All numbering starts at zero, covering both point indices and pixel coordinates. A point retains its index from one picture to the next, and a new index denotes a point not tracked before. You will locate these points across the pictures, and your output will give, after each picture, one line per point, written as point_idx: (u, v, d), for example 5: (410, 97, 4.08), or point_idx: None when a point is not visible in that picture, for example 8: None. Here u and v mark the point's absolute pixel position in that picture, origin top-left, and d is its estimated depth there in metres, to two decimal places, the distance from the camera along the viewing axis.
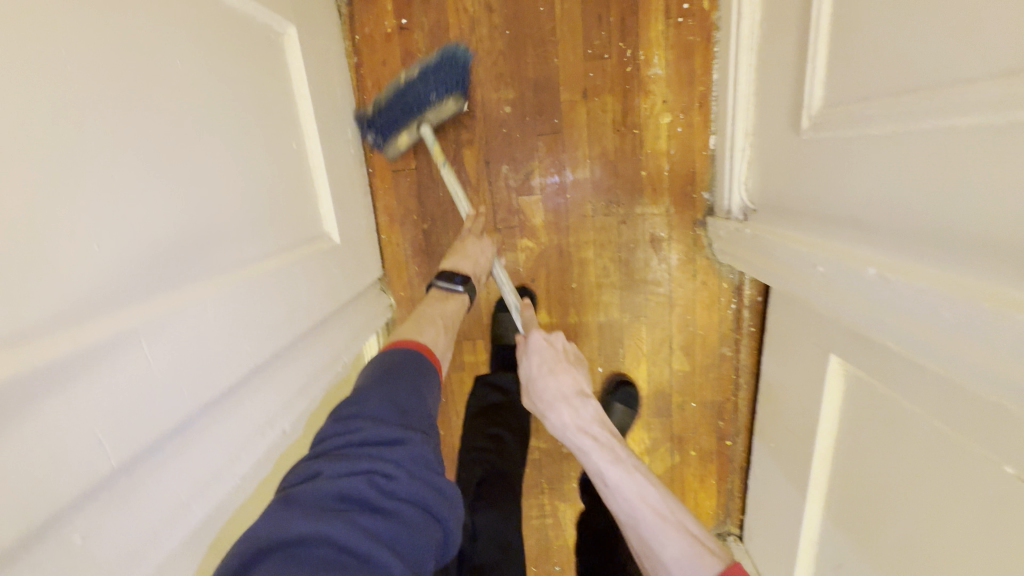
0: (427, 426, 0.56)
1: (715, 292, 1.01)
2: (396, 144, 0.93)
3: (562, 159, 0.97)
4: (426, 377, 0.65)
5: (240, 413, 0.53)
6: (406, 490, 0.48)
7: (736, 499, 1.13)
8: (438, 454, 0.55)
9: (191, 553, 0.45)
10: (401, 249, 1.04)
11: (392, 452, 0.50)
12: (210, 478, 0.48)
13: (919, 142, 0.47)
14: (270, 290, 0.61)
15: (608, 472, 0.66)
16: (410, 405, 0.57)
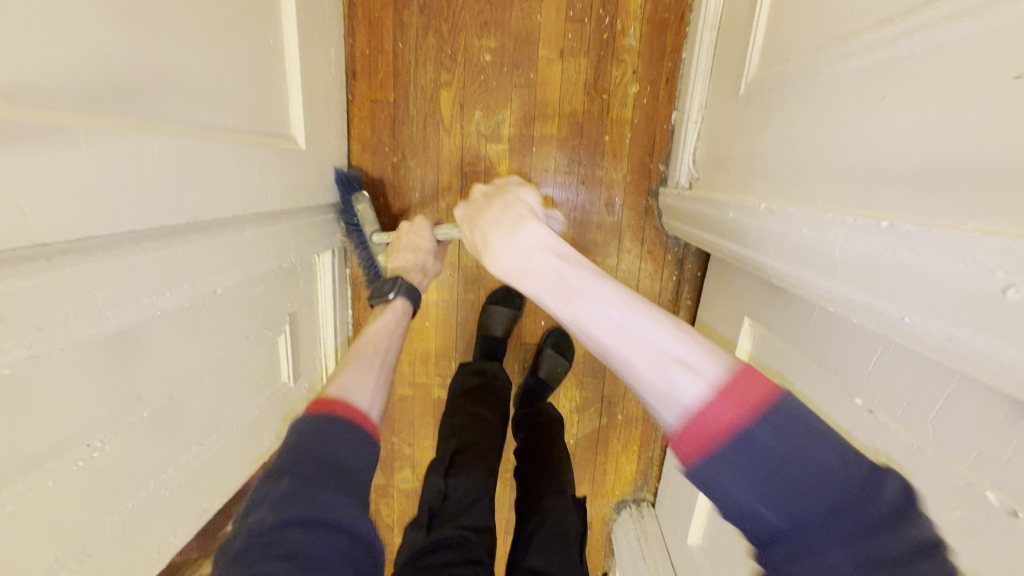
0: (327, 455, 0.48)
1: (659, 262, 1.07)
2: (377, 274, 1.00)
3: (533, 113, 1.02)
4: (333, 416, 0.52)
5: (174, 256, 0.57)
6: (272, 524, 0.42)
7: (655, 467, 1.19)
8: (328, 475, 0.46)
9: (99, 358, 0.49)
10: (369, 179, 1.08)
11: (260, 506, 0.43)
12: (133, 300, 0.51)
13: (816, 92, 0.53)
14: (222, 159, 0.64)
15: (563, 313, 0.46)
16: (291, 454, 0.47)
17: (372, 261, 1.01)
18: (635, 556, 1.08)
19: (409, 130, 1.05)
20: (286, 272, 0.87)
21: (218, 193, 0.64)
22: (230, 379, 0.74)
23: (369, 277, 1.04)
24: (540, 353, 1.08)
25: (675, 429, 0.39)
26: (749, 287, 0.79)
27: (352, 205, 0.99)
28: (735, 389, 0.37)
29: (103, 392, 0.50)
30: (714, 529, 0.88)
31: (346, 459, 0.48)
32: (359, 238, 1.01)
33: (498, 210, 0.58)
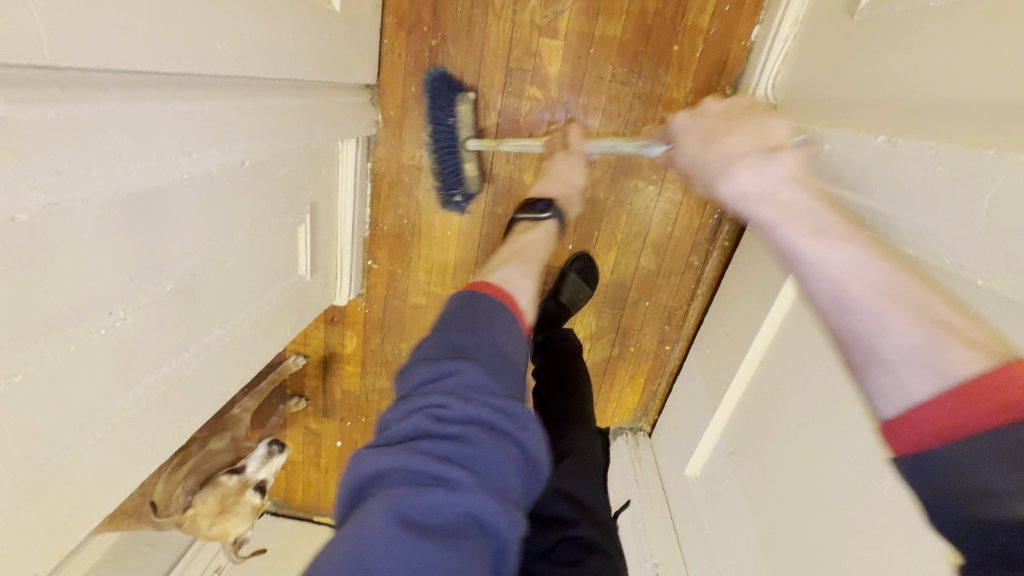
0: (494, 356, 0.55)
1: (704, 197, 1.01)
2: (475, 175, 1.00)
3: (598, 7, 0.89)
4: (487, 313, 0.62)
5: (200, 112, 0.49)
6: (465, 411, 0.48)
7: (657, 401, 1.21)
8: (498, 372, 0.54)
9: (119, 218, 0.43)
10: (402, 63, 0.96)
11: (448, 381, 0.51)
12: (158, 156, 0.44)
13: (980, 6, 0.45)
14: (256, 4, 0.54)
15: (815, 243, 0.41)
16: (469, 336, 0.57)
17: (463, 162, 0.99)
18: (628, 478, 1.13)
19: (454, 10, 0.92)
20: (311, 155, 0.79)
21: (249, 45, 0.55)
22: (251, 263, 0.68)
23: (456, 183, 1.01)
24: (563, 277, 1.04)
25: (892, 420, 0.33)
26: None
27: (450, 105, 0.95)
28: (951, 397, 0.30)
29: (125, 257, 0.45)
30: (716, 463, 0.91)
31: (508, 365, 0.56)
32: (447, 139, 0.97)
33: (744, 133, 0.54)
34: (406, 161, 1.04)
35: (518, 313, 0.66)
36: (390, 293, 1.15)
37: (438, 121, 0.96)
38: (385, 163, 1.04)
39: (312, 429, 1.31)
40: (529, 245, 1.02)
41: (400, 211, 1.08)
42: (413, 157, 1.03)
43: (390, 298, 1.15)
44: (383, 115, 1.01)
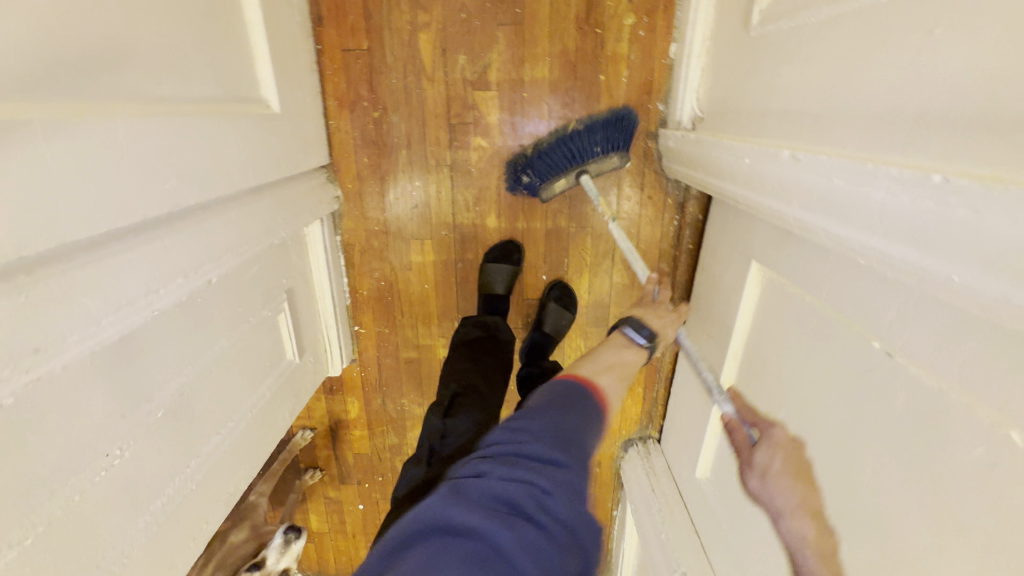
0: (583, 459, 0.56)
1: (660, 207, 1.05)
2: (554, 187, 0.93)
3: (522, 54, 0.94)
4: (592, 425, 0.61)
5: (161, 251, 0.53)
6: (563, 508, 0.49)
7: (659, 406, 1.23)
8: (588, 479, 0.55)
9: (102, 369, 0.46)
10: (351, 139, 1.01)
11: (546, 468, 0.51)
12: (128, 302, 0.48)
13: (844, 24, 0.49)
14: (198, 136, 0.58)
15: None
16: (570, 428, 0.58)
17: (561, 175, 0.92)
18: (644, 488, 1.15)
19: (389, 82, 0.97)
20: (279, 247, 0.83)
21: (198, 174, 0.59)
22: (238, 364, 0.72)
23: (539, 174, 0.93)
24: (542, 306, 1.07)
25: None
26: (757, 231, 0.79)
27: (608, 144, 0.91)
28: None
29: (114, 399, 0.48)
30: (721, 462, 0.93)
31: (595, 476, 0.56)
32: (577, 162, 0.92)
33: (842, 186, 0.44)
34: (373, 227, 1.08)
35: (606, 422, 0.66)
36: (382, 353, 1.18)
37: (585, 133, 0.91)
38: (352, 233, 1.08)
39: (333, 497, 1.32)
40: (506, 284, 1.06)
41: (376, 274, 1.12)
42: (378, 222, 1.07)
43: (383, 358, 1.18)
44: (343, 189, 1.05)
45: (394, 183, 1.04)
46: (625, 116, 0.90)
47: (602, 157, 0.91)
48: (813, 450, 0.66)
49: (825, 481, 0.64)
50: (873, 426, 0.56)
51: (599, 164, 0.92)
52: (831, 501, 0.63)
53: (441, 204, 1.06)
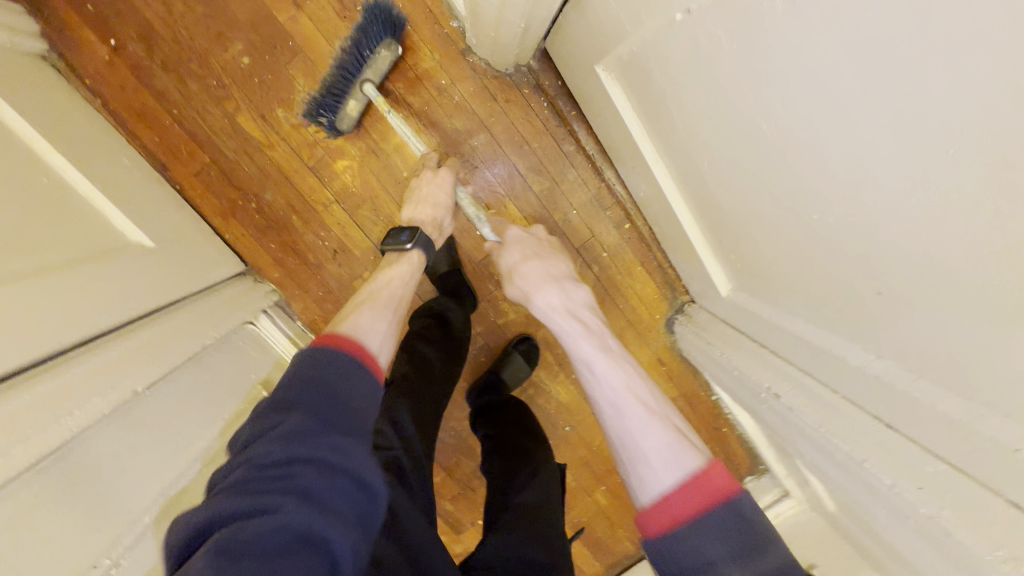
0: (313, 407, 0.48)
1: (522, 101, 1.04)
2: (347, 114, 0.96)
3: (317, 71, 0.99)
4: (356, 370, 0.54)
5: (73, 382, 0.58)
6: (282, 448, 0.44)
7: (669, 268, 1.15)
8: (331, 420, 0.47)
9: (55, 495, 0.51)
10: (251, 237, 1.08)
11: (268, 433, 0.46)
12: (50, 429, 0.52)
13: None
14: (64, 284, 0.65)
15: (594, 360, 0.65)
16: (297, 393, 0.49)
17: (348, 99, 0.95)
18: (700, 348, 1.05)
19: (246, 171, 1.04)
20: (223, 348, 0.89)
21: (80, 314, 0.65)
22: (225, 457, 0.77)
23: (329, 106, 0.95)
24: (507, 353, 1.14)
25: (645, 509, 0.51)
26: (589, 36, 0.76)
27: (374, 39, 0.93)
28: (693, 487, 0.49)
29: (82, 515, 0.53)
30: (727, 260, 0.84)
31: (342, 405, 0.49)
32: (348, 69, 0.93)
33: None
34: (317, 294, 1.12)
35: (377, 368, 0.57)
36: None
37: (354, 45, 0.92)
38: (307, 310, 1.13)
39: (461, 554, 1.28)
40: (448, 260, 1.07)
41: None
42: (319, 287, 1.12)
43: None
44: (273, 280, 1.11)
45: (307, 247, 1.09)
46: (378, 7, 0.93)
47: (374, 56, 0.93)
48: (753, 156, 0.58)
49: (781, 173, 0.55)
50: (768, 69, 0.49)
51: (373, 68, 0.93)
52: (795, 186, 0.55)
53: (353, 234, 1.09)
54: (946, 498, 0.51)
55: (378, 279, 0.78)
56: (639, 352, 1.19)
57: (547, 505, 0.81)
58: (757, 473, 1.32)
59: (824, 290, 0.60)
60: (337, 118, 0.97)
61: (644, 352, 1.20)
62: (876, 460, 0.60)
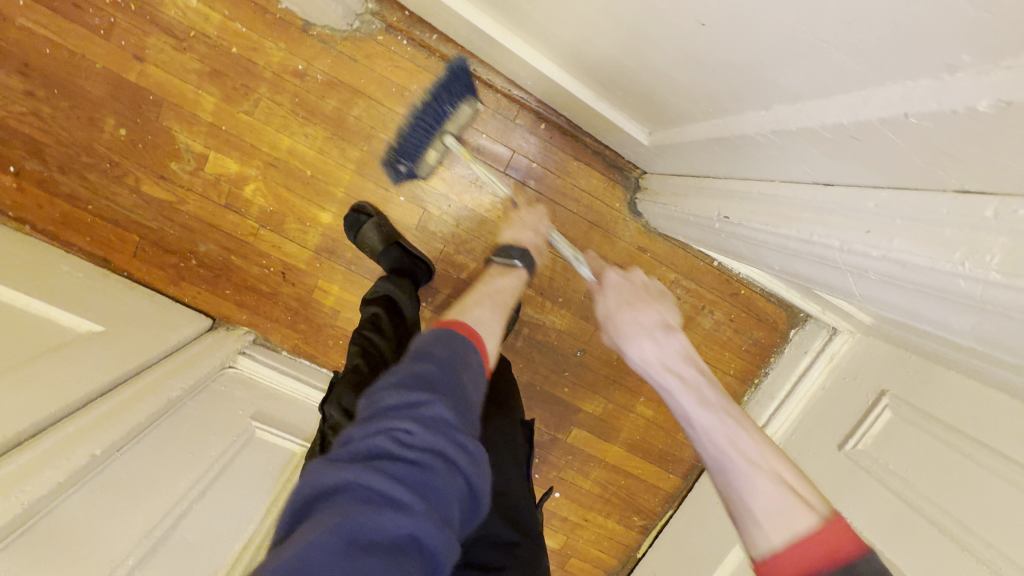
0: (456, 390, 0.49)
1: (380, 50, 1.00)
2: (428, 162, 0.99)
3: (187, 112, 1.00)
4: (470, 353, 0.57)
5: (31, 462, 0.61)
6: (425, 441, 0.43)
7: (602, 147, 1.08)
8: (464, 411, 0.48)
9: (24, 558, 0.53)
10: (206, 292, 1.11)
11: (420, 406, 0.45)
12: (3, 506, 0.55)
13: None
14: (11, 377, 0.68)
15: (695, 414, 0.58)
16: (441, 377, 0.49)
17: (429, 148, 0.98)
18: (658, 213, 0.96)
19: (174, 233, 1.07)
20: (201, 394, 0.92)
21: (33, 402, 0.69)
22: (221, 488, 0.79)
23: (409, 157, 0.99)
24: None
25: (763, 561, 0.47)
26: None
27: (456, 97, 0.95)
28: (810, 541, 0.45)
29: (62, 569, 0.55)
30: (626, 101, 0.76)
31: (471, 409, 0.50)
32: (432, 126, 0.96)
33: None
34: (288, 318, 1.13)
35: (484, 355, 0.61)
36: None
37: (433, 99, 0.95)
38: (286, 337, 1.14)
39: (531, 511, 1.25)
40: (381, 240, 1.02)
41: (332, 340, 1.15)
42: (286, 311, 1.13)
43: None
44: (243, 323, 1.13)
45: (258, 280, 1.11)
46: (461, 70, 0.95)
47: (454, 111, 0.96)
48: None
49: None
50: None
51: (452, 121, 0.97)
52: None
53: (293, 249, 1.09)
54: (898, 224, 0.41)
55: (491, 286, 0.84)
56: (615, 249, 1.12)
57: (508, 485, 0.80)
58: (799, 324, 1.20)
59: (691, 59, 0.51)
60: (416, 166, 1.00)
61: (621, 246, 1.12)
62: (824, 225, 0.49)
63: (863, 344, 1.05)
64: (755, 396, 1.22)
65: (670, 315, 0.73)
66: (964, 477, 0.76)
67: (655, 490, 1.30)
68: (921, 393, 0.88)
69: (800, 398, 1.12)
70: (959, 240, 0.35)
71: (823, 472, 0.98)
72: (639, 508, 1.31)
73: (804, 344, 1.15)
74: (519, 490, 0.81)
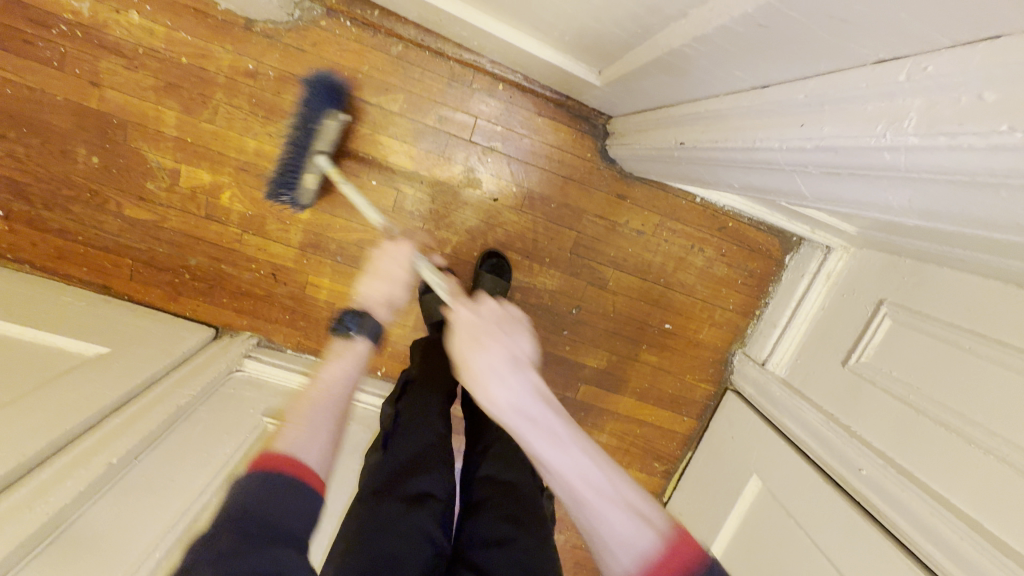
0: (278, 481, 0.52)
1: (326, 35, 0.99)
2: (310, 188, 0.98)
3: (151, 130, 1.02)
4: (285, 486, 0.52)
5: (57, 473, 0.66)
6: (239, 566, 0.42)
7: (565, 99, 1.06)
8: (274, 534, 0.47)
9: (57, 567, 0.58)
10: (205, 303, 1.14)
11: (217, 545, 0.43)
12: (34, 516, 0.59)
13: None
14: (29, 400, 0.73)
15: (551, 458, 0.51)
16: (243, 513, 0.47)
17: (305, 174, 0.96)
18: (627, 155, 0.94)
19: (163, 251, 1.10)
20: (212, 398, 0.96)
21: (54, 420, 0.74)
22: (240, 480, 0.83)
23: (288, 185, 0.97)
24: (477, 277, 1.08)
25: None
26: None
27: (321, 112, 0.94)
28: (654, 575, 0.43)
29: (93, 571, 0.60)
30: (571, 44, 0.74)
31: (279, 521, 0.48)
32: (303, 142, 0.94)
33: None
34: (286, 317, 1.16)
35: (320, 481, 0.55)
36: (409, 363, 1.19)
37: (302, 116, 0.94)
38: (286, 336, 1.17)
39: None
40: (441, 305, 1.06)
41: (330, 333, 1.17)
42: (283, 310, 1.16)
43: None
44: (245, 327, 1.16)
45: (251, 285, 1.13)
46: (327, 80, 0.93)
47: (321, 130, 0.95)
48: None
49: None
50: None
51: (321, 136, 0.95)
52: None
53: (278, 249, 1.11)
54: (827, 108, 0.39)
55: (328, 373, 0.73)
56: (594, 200, 1.11)
57: (513, 471, 0.79)
58: (793, 249, 1.17)
59: None
60: (299, 195, 0.99)
61: (599, 196, 1.11)
62: (765, 128, 0.47)
63: (859, 258, 1.02)
64: (759, 327, 1.21)
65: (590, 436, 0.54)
66: (968, 373, 0.74)
67: (672, 434, 1.30)
68: (919, 296, 0.85)
69: (802, 321, 1.11)
70: (878, 111, 0.35)
71: (831, 392, 0.97)
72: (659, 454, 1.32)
73: (801, 267, 1.13)
74: (527, 480, 0.78)
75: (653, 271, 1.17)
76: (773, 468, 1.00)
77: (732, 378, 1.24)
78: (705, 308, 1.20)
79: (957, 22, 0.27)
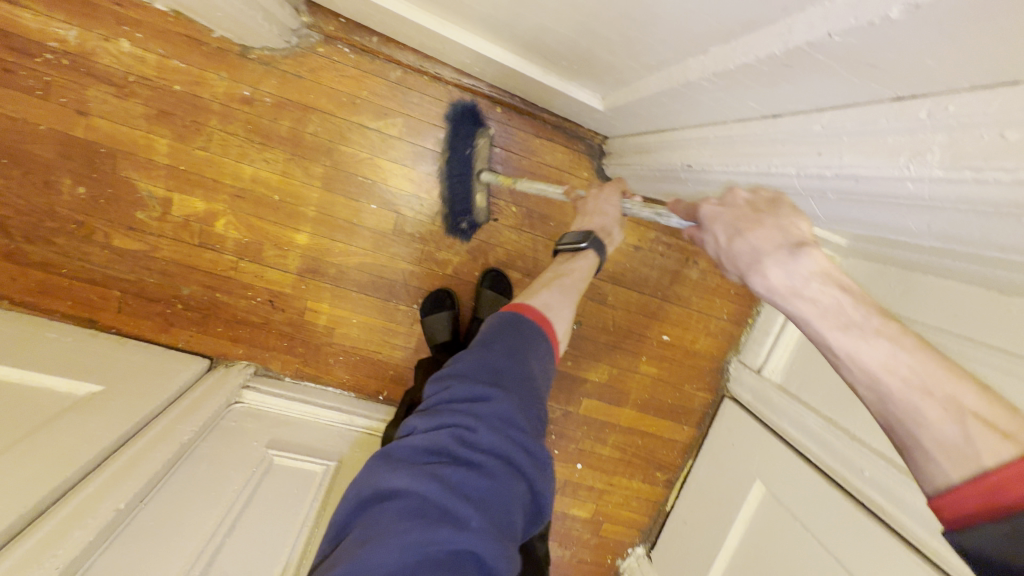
0: (522, 379, 0.53)
1: (325, 62, 0.99)
2: (481, 207, 1.08)
3: (142, 158, 0.99)
4: (539, 338, 0.59)
5: (59, 525, 0.63)
6: (488, 439, 0.47)
7: (562, 120, 1.08)
8: (530, 405, 0.51)
9: None
10: (199, 333, 1.10)
11: (481, 407, 0.49)
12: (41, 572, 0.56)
13: None
14: (25, 446, 0.69)
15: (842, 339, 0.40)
16: (509, 366, 0.53)
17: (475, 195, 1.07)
18: (626, 174, 0.97)
19: (154, 281, 1.06)
20: (213, 432, 0.93)
21: (52, 466, 0.70)
22: (250, 518, 0.80)
23: (464, 211, 1.08)
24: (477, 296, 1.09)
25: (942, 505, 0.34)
26: None
27: (470, 137, 1.04)
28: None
29: None
30: (576, 72, 0.77)
31: (531, 389, 0.53)
32: (454, 168, 1.04)
33: None
34: (285, 344, 1.14)
35: (553, 337, 0.62)
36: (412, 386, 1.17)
37: (454, 149, 1.04)
38: (285, 363, 1.14)
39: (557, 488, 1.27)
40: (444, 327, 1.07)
41: (330, 358, 1.15)
42: (282, 337, 1.13)
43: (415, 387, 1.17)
44: (242, 356, 1.13)
45: (248, 313, 1.11)
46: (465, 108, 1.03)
47: (477, 150, 1.05)
48: None
49: None
50: None
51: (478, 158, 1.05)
52: None
53: (276, 275, 1.09)
54: (847, 140, 0.42)
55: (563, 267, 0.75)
56: None
57: None
58: None
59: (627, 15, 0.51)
60: (475, 215, 1.09)
61: None
62: (780, 155, 0.50)
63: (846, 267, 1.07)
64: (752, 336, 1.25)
65: (989, 456, 0.32)
66: None
67: (673, 443, 1.32)
68: (908, 303, 0.90)
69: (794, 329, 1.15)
70: (900, 145, 0.37)
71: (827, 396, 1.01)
72: (660, 464, 1.34)
73: None
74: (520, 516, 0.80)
75: (651, 284, 1.20)
76: (774, 476, 1.03)
77: (728, 386, 1.28)
78: (701, 319, 1.24)
79: (979, 72, 0.30)
